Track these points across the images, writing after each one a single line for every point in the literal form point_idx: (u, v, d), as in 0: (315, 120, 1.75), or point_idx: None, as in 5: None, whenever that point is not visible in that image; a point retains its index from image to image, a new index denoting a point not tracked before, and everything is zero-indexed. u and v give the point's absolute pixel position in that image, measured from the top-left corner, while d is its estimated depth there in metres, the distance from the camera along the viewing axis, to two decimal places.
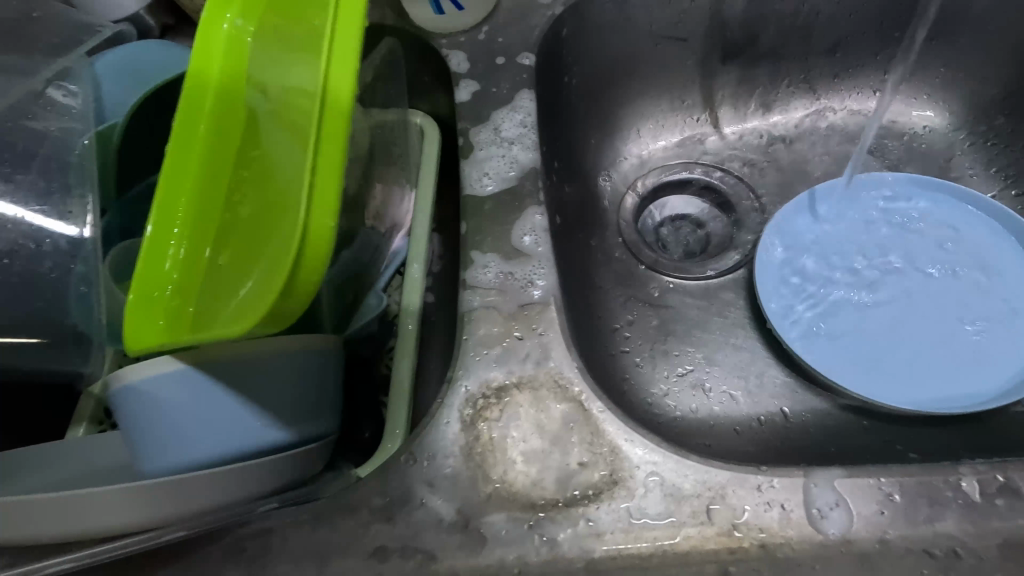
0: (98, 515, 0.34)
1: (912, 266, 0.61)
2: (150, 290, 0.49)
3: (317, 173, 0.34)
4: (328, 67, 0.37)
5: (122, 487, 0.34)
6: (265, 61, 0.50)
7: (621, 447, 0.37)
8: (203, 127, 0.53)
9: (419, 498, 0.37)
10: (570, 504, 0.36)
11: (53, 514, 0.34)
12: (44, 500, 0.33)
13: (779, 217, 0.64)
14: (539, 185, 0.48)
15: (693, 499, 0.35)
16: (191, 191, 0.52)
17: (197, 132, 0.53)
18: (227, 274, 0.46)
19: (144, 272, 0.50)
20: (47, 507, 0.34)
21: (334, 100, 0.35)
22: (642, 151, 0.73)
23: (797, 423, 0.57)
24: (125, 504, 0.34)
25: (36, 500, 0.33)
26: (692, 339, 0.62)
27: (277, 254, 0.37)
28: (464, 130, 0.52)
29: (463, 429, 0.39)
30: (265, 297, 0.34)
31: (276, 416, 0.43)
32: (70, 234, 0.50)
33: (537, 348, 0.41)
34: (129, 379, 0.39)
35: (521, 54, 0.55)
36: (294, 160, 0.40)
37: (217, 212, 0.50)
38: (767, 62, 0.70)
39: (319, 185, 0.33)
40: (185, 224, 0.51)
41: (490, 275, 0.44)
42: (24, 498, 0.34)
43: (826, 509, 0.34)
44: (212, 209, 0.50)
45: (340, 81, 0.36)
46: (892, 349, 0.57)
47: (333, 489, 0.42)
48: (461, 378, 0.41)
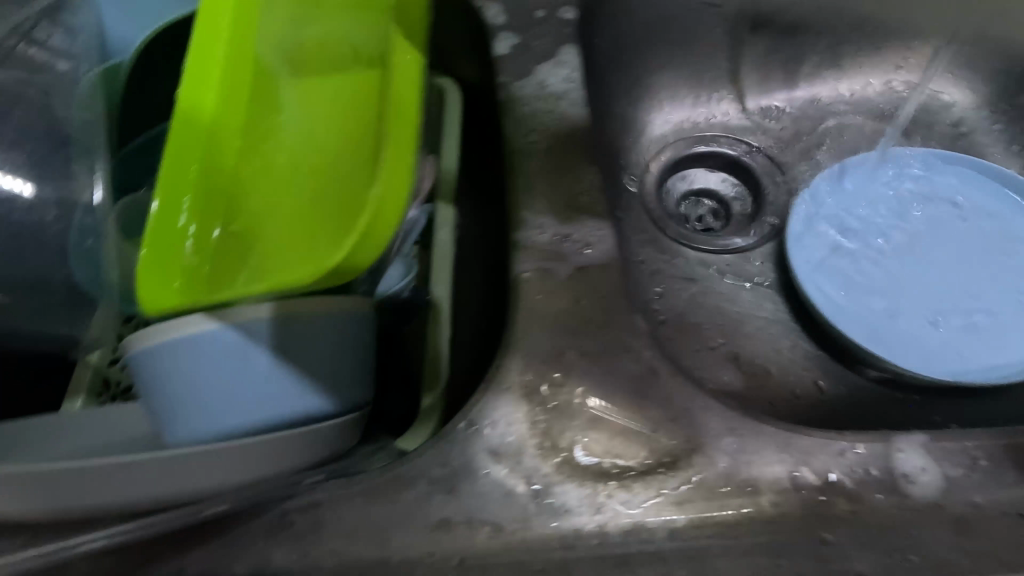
0: (133, 482, 0.32)
1: (936, 241, 0.61)
2: (161, 240, 0.44)
3: (399, 150, 0.40)
4: (400, 59, 0.43)
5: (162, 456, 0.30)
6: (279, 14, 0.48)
7: (697, 413, 0.36)
8: (212, 64, 0.47)
9: (483, 468, 0.35)
10: (647, 472, 0.34)
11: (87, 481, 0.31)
12: (71, 468, 0.31)
13: (809, 189, 0.63)
14: (591, 144, 0.46)
15: (777, 465, 0.34)
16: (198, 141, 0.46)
17: (208, 67, 0.47)
18: (235, 236, 0.43)
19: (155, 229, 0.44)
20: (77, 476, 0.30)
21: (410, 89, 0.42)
22: (665, 122, 0.71)
23: (833, 396, 0.56)
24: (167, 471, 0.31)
25: (60, 470, 0.31)
26: (722, 313, 0.61)
27: (336, 216, 0.39)
28: (505, 84, 0.49)
29: (527, 395, 0.37)
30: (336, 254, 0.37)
31: (317, 382, 0.39)
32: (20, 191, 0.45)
33: (601, 311, 0.39)
34: (156, 341, 0.35)
35: (562, 8, 0.52)
36: (347, 132, 0.43)
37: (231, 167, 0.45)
38: (797, 33, 0.68)
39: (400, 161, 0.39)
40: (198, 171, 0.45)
41: (545, 237, 0.42)
42: (44, 469, 0.31)
43: (913, 474, 0.33)
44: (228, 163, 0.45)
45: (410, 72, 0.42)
46: (918, 323, 0.58)
47: (379, 463, 0.39)
48: (521, 342, 0.38)
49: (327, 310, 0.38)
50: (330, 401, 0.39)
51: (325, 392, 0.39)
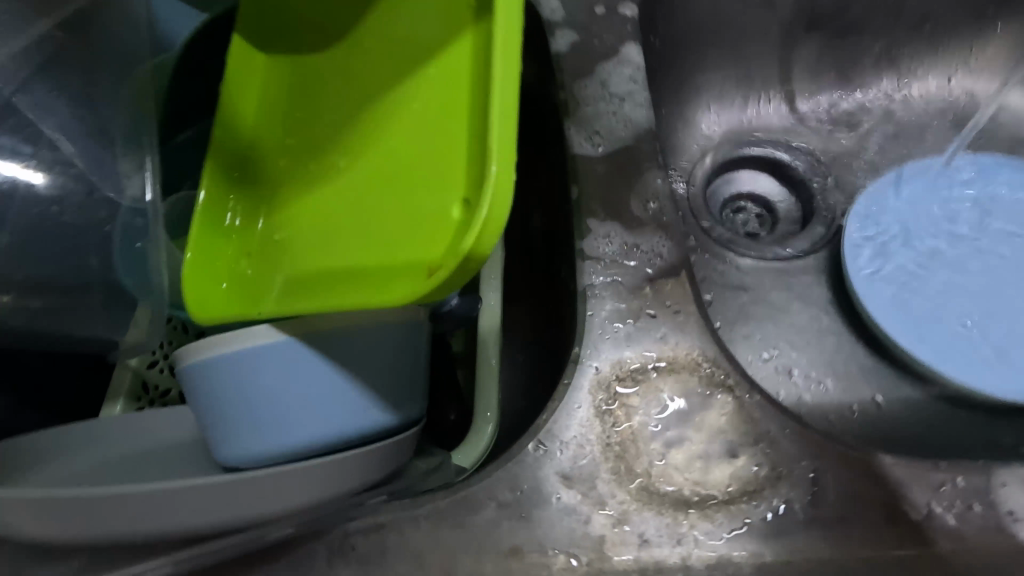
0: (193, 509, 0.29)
1: (1002, 251, 0.59)
2: (208, 246, 0.44)
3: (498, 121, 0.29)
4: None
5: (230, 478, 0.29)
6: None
7: (779, 440, 0.34)
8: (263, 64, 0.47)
9: (553, 494, 0.33)
10: (729, 501, 0.32)
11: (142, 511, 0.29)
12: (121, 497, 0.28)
13: (866, 195, 0.61)
14: (657, 149, 0.44)
15: (869, 498, 0.32)
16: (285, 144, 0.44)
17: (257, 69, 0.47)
18: (326, 243, 0.39)
19: (201, 235, 0.44)
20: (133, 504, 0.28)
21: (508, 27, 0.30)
22: (712, 122, 0.68)
23: (892, 414, 0.54)
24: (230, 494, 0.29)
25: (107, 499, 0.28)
26: (774, 324, 0.59)
27: (428, 216, 0.33)
28: (565, 84, 0.47)
29: (598, 416, 0.35)
30: (421, 275, 0.31)
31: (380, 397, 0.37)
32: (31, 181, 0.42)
33: (674, 327, 0.37)
34: (218, 352, 0.33)
35: (623, 4, 0.49)
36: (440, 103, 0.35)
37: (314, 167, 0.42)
38: (853, 32, 0.65)
39: (498, 138, 0.28)
40: (247, 176, 0.45)
41: (612, 247, 0.40)
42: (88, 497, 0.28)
43: (1017, 512, 0.31)
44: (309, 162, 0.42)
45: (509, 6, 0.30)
46: (987, 336, 0.55)
47: (440, 482, 0.38)
48: (589, 357, 0.37)
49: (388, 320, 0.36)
50: (391, 416, 0.38)
51: (386, 407, 0.37)
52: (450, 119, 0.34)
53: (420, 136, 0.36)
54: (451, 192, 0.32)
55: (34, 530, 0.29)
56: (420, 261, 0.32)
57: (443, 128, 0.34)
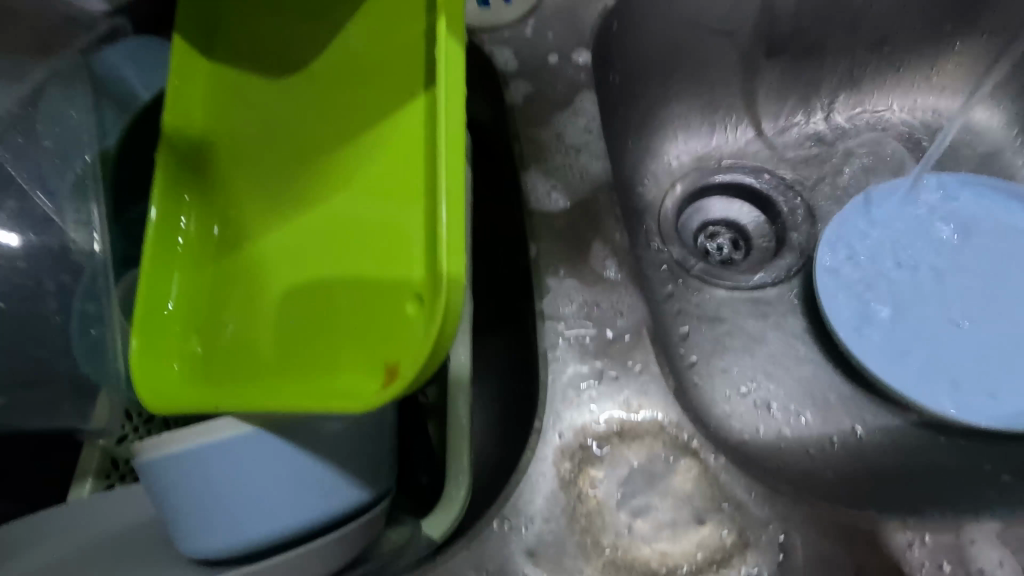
0: None
1: (974, 270, 0.59)
2: (154, 323, 0.41)
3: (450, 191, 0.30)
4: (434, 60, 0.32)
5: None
6: (284, 46, 0.42)
7: (746, 503, 0.33)
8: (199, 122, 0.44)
9: (520, 573, 0.32)
10: (698, 572, 0.32)
11: None
12: None
13: (836, 219, 0.60)
14: (615, 201, 0.44)
15: (836, 561, 0.32)
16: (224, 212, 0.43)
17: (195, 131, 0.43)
18: (283, 315, 0.39)
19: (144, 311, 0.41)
20: None
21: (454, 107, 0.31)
22: (680, 151, 0.68)
23: (872, 443, 0.54)
24: None
25: None
26: (751, 355, 0.58)
27: (391, 289, 0.35)
28: (521, 136, 0.46)
29: (563, 488, 0.34)
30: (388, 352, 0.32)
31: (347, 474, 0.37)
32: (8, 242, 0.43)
33: (637, 388, 0.37)
34: (180, 450, 0.32)
35: (576, 51, 0.50)
36: (395, 176, 0.37)
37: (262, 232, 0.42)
38: (814, 55, 0.65)
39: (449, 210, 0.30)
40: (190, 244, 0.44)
41: (573, 308, 0.40)
42: None
43: (985, 569, 0.31)
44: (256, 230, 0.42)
45: (451, 81, 0.32)
46: (959, 359, 0.55)
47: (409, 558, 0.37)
48: (552, 426, 0.36)
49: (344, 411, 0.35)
50: (360, 492, 0.37)
51: (355, 483, 0.37)
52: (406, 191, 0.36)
53: (375, 208, 0.37)
54: (409, 270, 0.34)
55: None
56: (385, 341, 0.33)
57: (399, 195, 0.36)
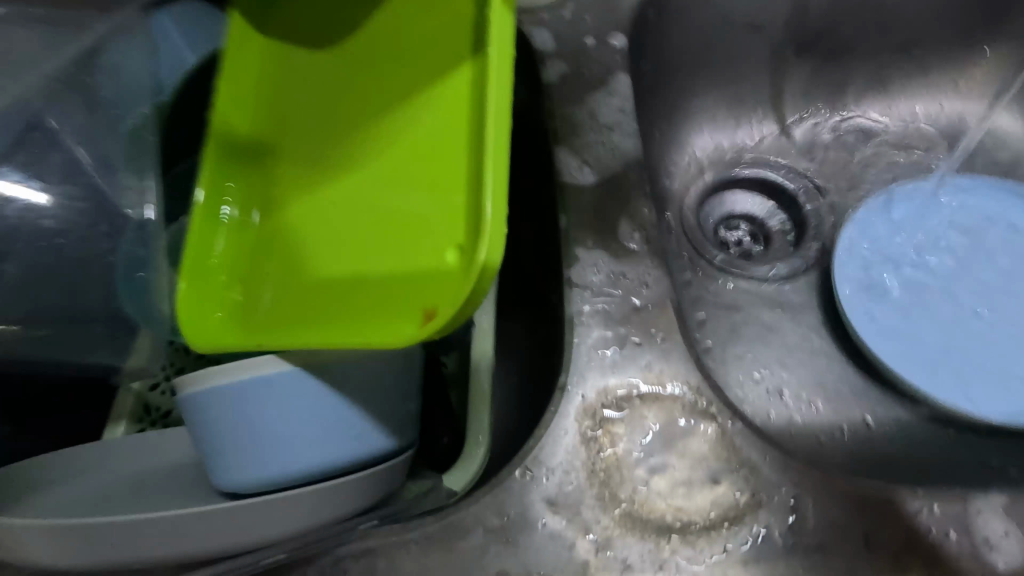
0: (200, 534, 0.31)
1: (991, 272, 0.60)
2: (200, 271, 0.44)
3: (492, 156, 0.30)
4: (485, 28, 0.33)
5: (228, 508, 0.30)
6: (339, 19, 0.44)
7: (760, 467, 0.35)
8: (250, 86, 0.46)
9: (540, 519, 0.34)
10: (711, 527, 0.33)
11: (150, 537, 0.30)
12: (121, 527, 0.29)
13: (857, 215, 0.61)
14: (644, 178, 0.45)
15: (846, 525, 0.33)
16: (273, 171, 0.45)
17: (247, 95, 0.46)
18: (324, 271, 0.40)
19: (193, 258, 0.44)
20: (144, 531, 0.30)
21: (500, 58, 0.32)
22: (706, 144, 0.69)
23: (881, 434, 0.55)
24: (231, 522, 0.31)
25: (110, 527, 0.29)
26: (766, 344, 0.60)
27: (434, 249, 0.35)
28: (555, 113, 0.48)
29: (584, 442, 0.36)
30: (423, 311, 0.32)
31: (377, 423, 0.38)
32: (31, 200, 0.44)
33: (659, 354, 0.38)
34: (220, 383, 0.34)
35: (611, 34, 0.51)
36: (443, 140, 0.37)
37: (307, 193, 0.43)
38: (842, 54, 0.66)
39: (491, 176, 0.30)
40: (235, 197, 0.45)
41: (600, 276, 0.41)
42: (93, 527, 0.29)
43: (990, 538, 0.32)
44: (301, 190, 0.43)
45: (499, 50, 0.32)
46: (971, 357, 0.56)
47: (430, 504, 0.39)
48: (576, 385, 0.37)
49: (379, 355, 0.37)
50: (389, 440, 0.39)
51: (384, 432, 0.38)
52: (453, 154, 0.36)
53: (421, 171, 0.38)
54: (451, 230, 0.35)
55: (40, 555, 0.30)
56: (424, 286, 0.34)
57: (445, 159, 0.37)
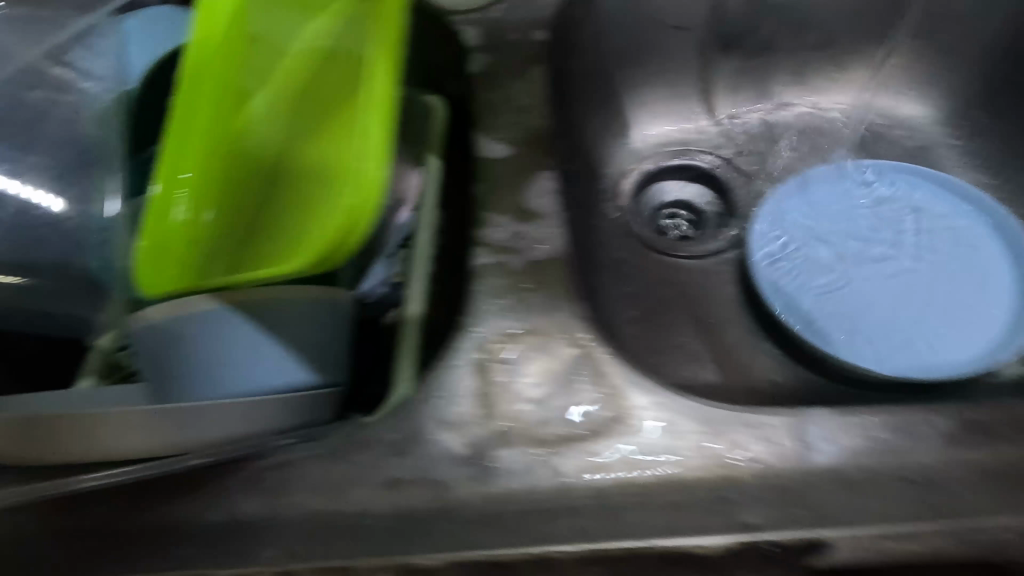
0: (129, 433, 0.37)
1: (908, 254, 0.63)
2: (156, 232, 0.44)
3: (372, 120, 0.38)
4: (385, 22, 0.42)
5: (150, 410, 0.37)
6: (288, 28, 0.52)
7: (626, 390, 0.39)
8: (213, 69, 0.49)
9: (433, 435, 0.39)
10: (576, 440, 0.38)
11: (90, 431, 0.37)
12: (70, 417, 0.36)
13: (771, 197, 0.66)
14: (549, 152, 0.50)
15: (692, 435, 0.37)
16: (214, 141, 0.48)
17: (206, 79, 0.49)
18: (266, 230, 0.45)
19: (152, 220, 0.44)
20: (86, 425, 0.37)
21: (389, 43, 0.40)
22: (644, 136, 0.74)
23: (785, 392, 0.60)
24: (154, 427, 0.37)
25: (62, 417, 0.36)
26: (686, 314, 0.65)
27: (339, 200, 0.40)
28: (477, 98, 0.54)
29: (476, 372, 0.41)
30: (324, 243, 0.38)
31: (305, 359, 0.42)
32: (50, 207, 0.52)
33: (547, 299, 0.43)
34: (160, 318, 0.38)
35: (532, 31, 0.58)
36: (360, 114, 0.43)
37: (257, 168, 0.48)
38: (763, 52, 0.72)
39: (375, 132, 0.37)
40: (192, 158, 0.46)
41: (502, 234, 0.47)
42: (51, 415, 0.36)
43: (813, 443, 0.37)
44: (252, 166, 0.49)
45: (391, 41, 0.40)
46: (872, 325, 0.60)
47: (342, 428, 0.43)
48: (474, 325, 0.43)
49: (297, 295, 0.41)
50: (316, 376, 0.42)
51: (310, 368, 0.42)
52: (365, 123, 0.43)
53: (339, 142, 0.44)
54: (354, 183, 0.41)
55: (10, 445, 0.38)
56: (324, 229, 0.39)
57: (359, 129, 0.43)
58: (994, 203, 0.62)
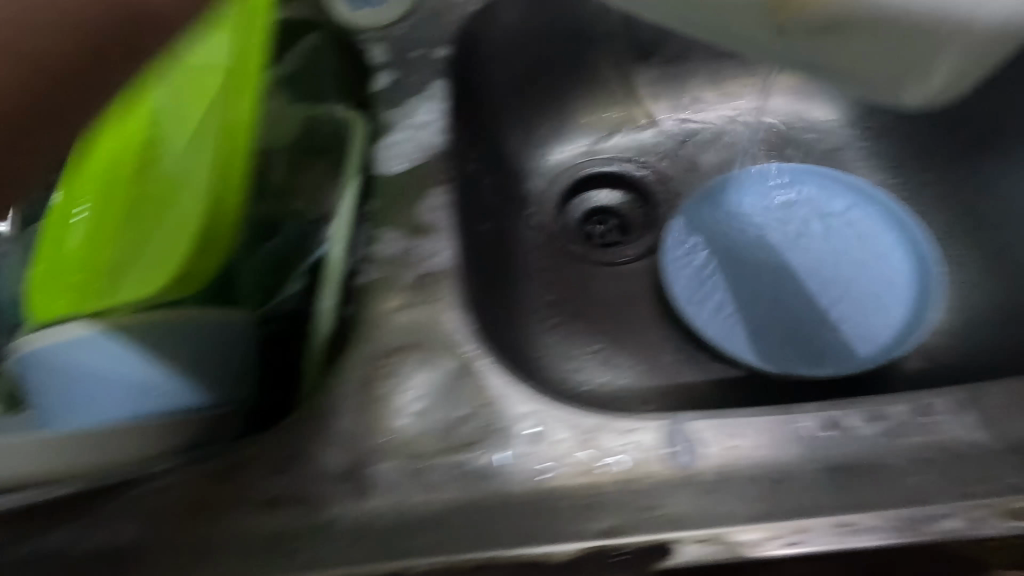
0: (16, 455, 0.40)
1: (821, 249, 0.64)
2: (54, 258, 0.48)
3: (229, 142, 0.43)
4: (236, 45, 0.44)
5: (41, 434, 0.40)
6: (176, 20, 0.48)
7: (504, 402, 0.40)
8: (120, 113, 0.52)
9: (313, 453, 0.39)
10: (450, 453, 0.39)
11: None
12: None
13: (689, 202, 0.67)
14: (445, 167, 0.51)
15: (566, 445, 0.38)
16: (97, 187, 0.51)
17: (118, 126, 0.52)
18: (156, 248, 0.44)
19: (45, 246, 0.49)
20: None
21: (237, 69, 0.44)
22: (567, 146, 0.75)
23: (697, 393, 0.60)
24: (39, 451, 0.40)
25: None
26: (603, 322, 0.66)
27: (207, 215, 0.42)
28: (379, 116, 0.55)
29: (359, 388, 0.41)
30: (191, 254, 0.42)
31: (193, 382, 0.42)
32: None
33: (433, 313, 0.44)
34: (40, 344, 0.39)
35: (436, 46, 0.59)
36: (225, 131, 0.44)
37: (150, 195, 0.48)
38: (681, 60, 0.73)
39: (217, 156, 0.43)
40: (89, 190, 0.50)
41: (393, 250, 0.47)
42: None
43: (679, 449, 0.37)
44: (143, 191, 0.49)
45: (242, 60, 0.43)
46: (778, 326, 0.61)
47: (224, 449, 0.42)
48: (359, 342, 0.43)
49: (174, 320, 0.40)
50: (205, 397, 0.43)
51: (197, 391, 0.42)
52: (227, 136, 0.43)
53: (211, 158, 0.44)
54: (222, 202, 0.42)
55: None
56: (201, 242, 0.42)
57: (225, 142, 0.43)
58: (902, 208, 0.64)
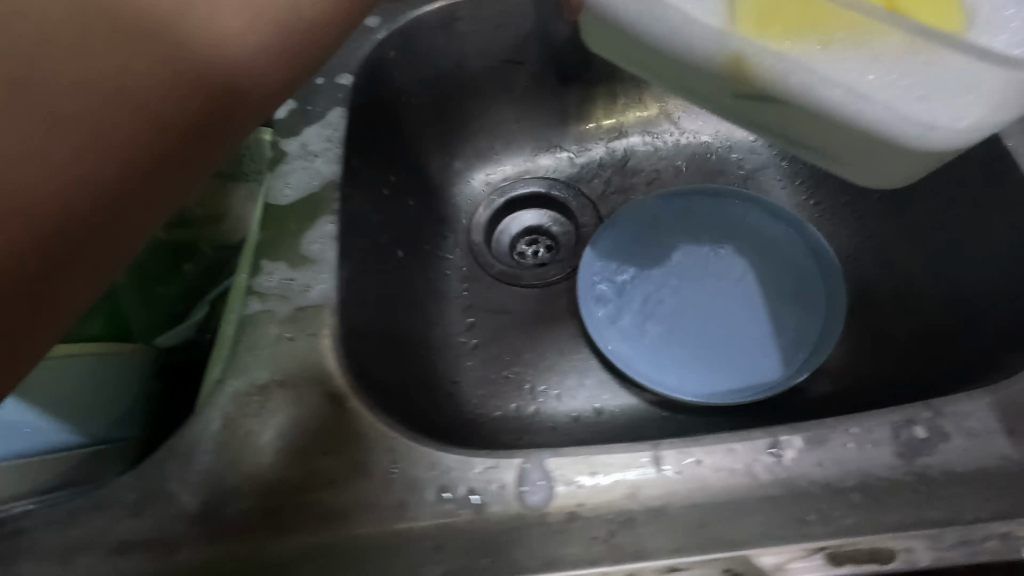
0: None
1: (739, 270, 0.64)
2: None
3: None
4: None
5: None
6: None
7: (367, 439, 0.40)
8: None
9: (170, 492, 0.39)
10: (308, 493, 0.38)
11: None
12: None
13: (605, 227, 0.67)
14: (336, 196, 0.51)
15: (423, 485, 0.38)
16: None
17: None
18: None
19: None
20: None
21: None
22: (493, 167, 0.75)
23: (608, 419, 0.60)
24: None
25: None
26: (520, 345, 0.65)
27: None
28: (275, 142, 0.55)
29: (224, 426, 0.41)
30: None
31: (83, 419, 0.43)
32: None
33: (306, 349, 0.43)
34: None
35: (339, 74, 0.59)
36: None
37: None
38: (607, 83, 0.71)
39: None
40: None
41: (274, 282, 0.47)
42: None
43: (531, 489, 0.36)
44: None
45: None
46: (693, 348, 0.61)
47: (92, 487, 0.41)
48: (229, 377, 0.42)
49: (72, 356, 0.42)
50: (92, 433, 0.44)
51: (85, 427, 0.43)
52: None
53: None
54: None
55: None
56: None
57: None
58: (820, 232, 0.65)
